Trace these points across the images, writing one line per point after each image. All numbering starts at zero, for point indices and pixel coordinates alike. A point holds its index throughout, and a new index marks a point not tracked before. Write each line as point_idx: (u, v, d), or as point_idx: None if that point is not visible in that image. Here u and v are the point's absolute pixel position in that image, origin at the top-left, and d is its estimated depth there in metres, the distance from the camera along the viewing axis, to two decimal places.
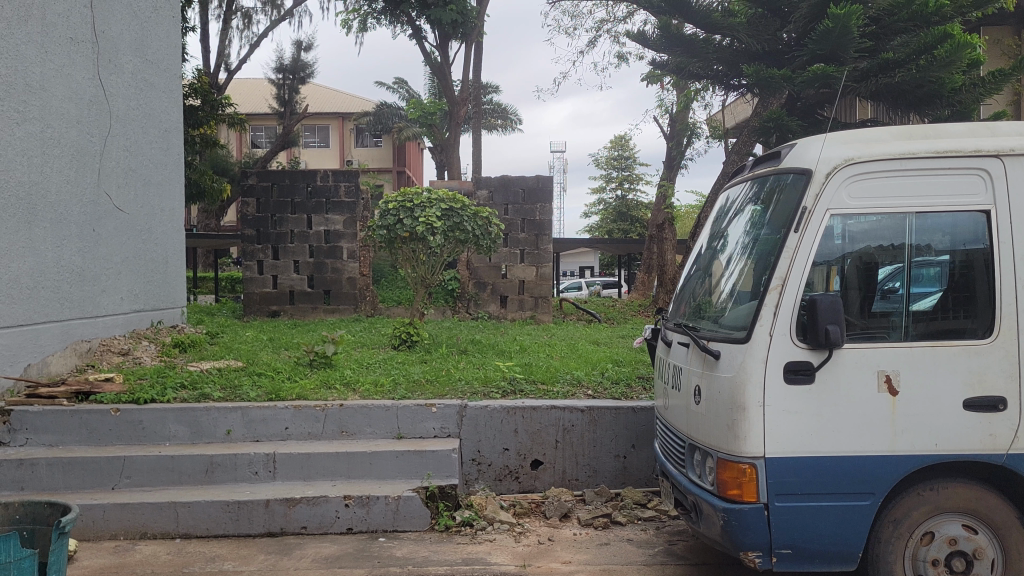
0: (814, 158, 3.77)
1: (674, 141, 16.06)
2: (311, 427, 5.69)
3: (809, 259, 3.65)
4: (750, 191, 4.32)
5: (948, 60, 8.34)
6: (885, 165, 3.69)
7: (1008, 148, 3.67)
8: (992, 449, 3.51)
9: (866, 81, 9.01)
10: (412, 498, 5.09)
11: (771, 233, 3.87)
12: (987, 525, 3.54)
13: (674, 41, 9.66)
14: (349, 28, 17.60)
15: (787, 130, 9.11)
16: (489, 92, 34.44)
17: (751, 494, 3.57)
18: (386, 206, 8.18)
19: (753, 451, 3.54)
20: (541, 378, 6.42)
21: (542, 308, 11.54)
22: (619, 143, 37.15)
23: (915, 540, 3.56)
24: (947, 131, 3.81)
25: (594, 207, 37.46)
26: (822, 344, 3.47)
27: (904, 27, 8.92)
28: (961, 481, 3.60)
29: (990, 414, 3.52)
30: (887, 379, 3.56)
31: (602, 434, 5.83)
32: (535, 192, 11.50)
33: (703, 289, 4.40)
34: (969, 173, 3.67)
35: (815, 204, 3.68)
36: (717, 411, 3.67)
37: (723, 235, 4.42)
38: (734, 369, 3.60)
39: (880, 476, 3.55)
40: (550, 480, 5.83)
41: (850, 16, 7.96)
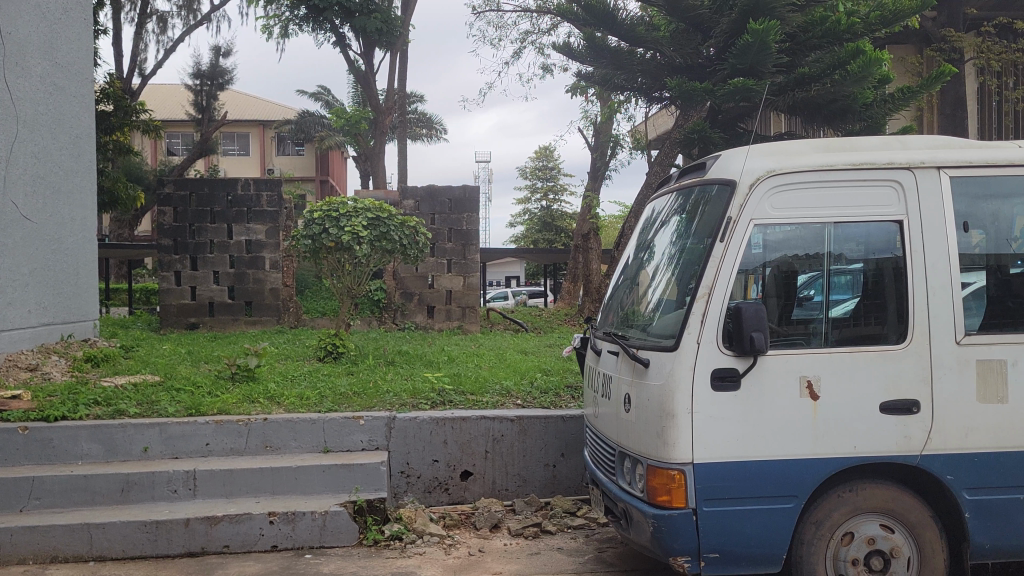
0: (737, 170, 3.86)
1: (599, 153, 16.23)
2: (234, 442, 5.53)
3: (734, 267, 3.73)
4: (676, 202, 4.41)
5: (861, 76, 8.50)
6: (803, 176, 3.80)
7: (919, 160, 3.83)
8: (907, 450, 3.65)
9: (784, 96, 9.17)
10: (339, 513, 4.99)
11: (697, 243, 3.95)
12: (904, 525, 3.70)
13: (598, 52, 9.55)
14: (270, 34, 17.23)
15: (709, 142, 9.17)
16: (414, 101, 34.24)
17: (680, 499, 3.63)
18: (310, 215, 8.02)
19: (681, 457, 3.60)
20: (470, 389, 6.38)
21: (469, 318, 11.51)
22: (544, 153, 37.42)
23: (836, 540, 3.67)
24: (862, 144, 3.95)
25: (519, 217, 37.62)
26: (748, 351, 3.56)
27: (818, 43, 9.08)
28: (879, 482, 3.73)
29: (905, 416, 3.65)
30: (809, 385, 3.66)
31: (532, 443, 5.82)
32: (461, 202, 11.49)
33: (630, 298, 4.46)
34: (883, 184, 3.81)
35: (740, 213, 3.77)
36: (647, 418, 3.72)
37: (650, 245, 4.49)
38: (663, 377, 3.66)
39: (802, 480, 3.65)
40: (479, 490, 5.79)
41: (769, 32, 8.07)
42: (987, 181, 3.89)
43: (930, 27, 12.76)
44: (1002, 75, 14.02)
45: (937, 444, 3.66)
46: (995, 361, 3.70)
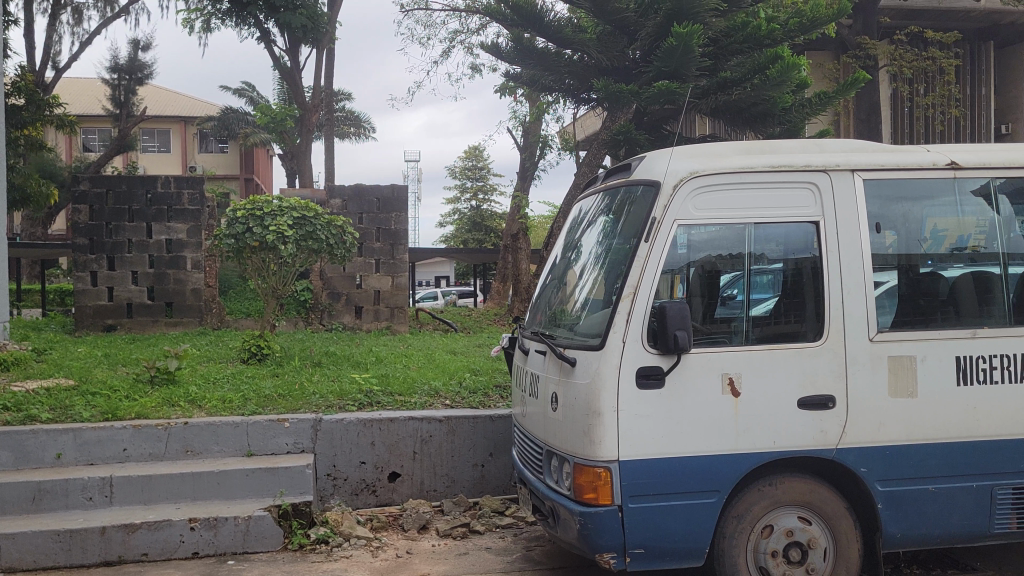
0: (661, 171, 3.92)
1: (528, 153, 16.29)
2: (153, 447, 5.37)
3: (659, 267, 3.79)
4: (602, 203, 4.45)
5: (780, 80, 8.58)
6: (725, 177, 3.88)
7: (834, 163, 3.96)
8: (823, 444, 3.76)
9: (707, 99, 9.22)
10: (263, 517, 4.89)
11: (623, 243, 3.99)
12: (821, 516, 3.83)
13: (526, 54, 9.54)
14: (191, 28, 16.77)
15: (636, 143, 9.23)
16: (341, 100, 33.81)
17: (606, 496, 3.67)
18: (233, 214, 7.83)
19: (607, 455, 3.64)
20: (398, 390, 6.32)
21: (398, 318, 11.43)
22: (473, 153, 37.41)
23: (756, 533, 3.78)
24: (781, 147, 4.06)
25: (448, 217, 37.52)
26: (672, 349, 3.61)
27: (740, 49, 9.21)
28: (797, 475, 3.84)
29: (821, 411, 3.77)
30: (730, 382, 3.74)
31: (460, 443, 5.81)
32: (390, 202, 11.41)
33: (558, 298, 4.49)
34: (800, 186, 3.92)
35: (664, 214, 3.82)
36: (574, 416, 3.75)
37: (577, 245, 4.52)
38: (589, 376, 3.69)
39: (724, 475, 3.73)
40: (407, 492, 5.75)
41: (693, 35, 8.04)
42: (900, 183, 4.03)
43: (847, 34, 13.18)
44: (913, 82, 14.59)
45: (852, 438, 3.78)
46: (906, 357, 3.85)
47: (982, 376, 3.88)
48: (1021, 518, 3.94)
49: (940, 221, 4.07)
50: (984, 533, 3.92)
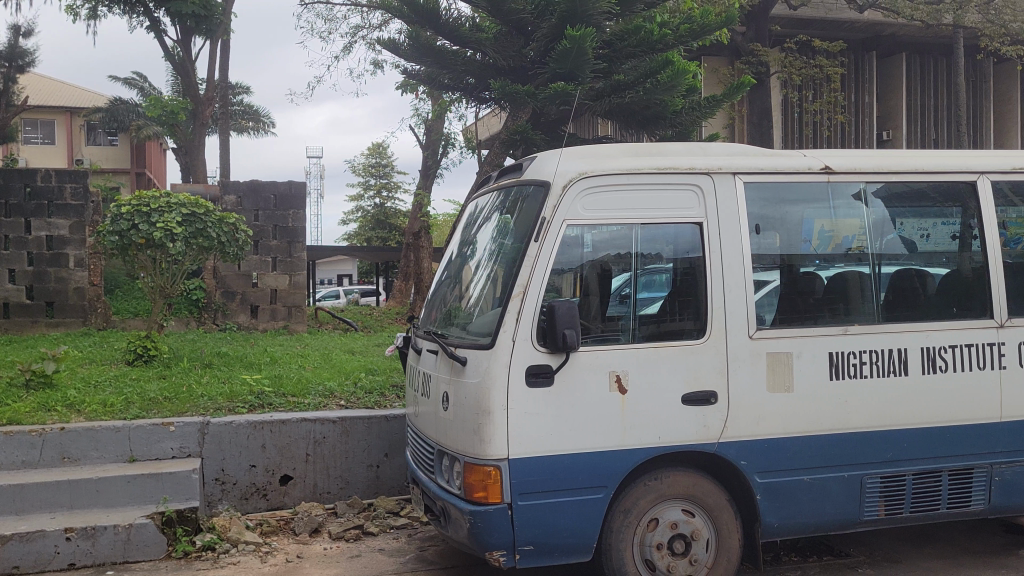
0: (552, 171, 3.96)
1: (430, 151, 16.18)
2: (26, 455, 5.11)
3: (549, 266, 3.83)
4: (496, 201, 4.47)
5: (670, 85, 8.64)
6: (613, 178, 3.95)
7: (717, 167, 4.09)
8: (706, 438, 3.89)
9: (601, 101, 8.96)
10: (145, 525, 4.72)
11: (514, 242, 4.02)
12: (703, 509, 3.95)
13: (424, 51, 9.04)
14: (76, 15, 16.00)
15: (532, 143, 9.12)
16: (239, 93, 32.87)
17: (496, 495, 3.69)
18: (117, 210, 7.48)
19: (497, 453, 3.66)
20: (291, 391, 6.20)
21: (295, 318, 11.20)
22: (377, 150, 36.97)
23: (642, 526, 3.87)
24: (667, 150, 4.16)
25: (351, 214, 37.00)
26: (560, 347, 3.65)
27: (634, 52, 9.03)
28: (682, 470, 3.95)
29: (704, 407, 3.89)
30: (617, 379, 3.81)
31: (354, 444, 5.74)
32: (287, 199, 11.19)
33: (452, 296, 4.48)
34: (685, 188, 4.03)
35: (553, 214, 3.86)
36: (465, 415, 3.76)
37: (471, 242, 4.53)
38: (479, 375, 3.71)
39: (611, 471, 3.80)
40: (300, 495, 5.64)
41: (587, 38, 8.03)
42: (779, 187, 4.18)
43: (740, 41, 13.60)
44: (802, 89, 15.28)
45: (732, 432, 3.92)
46: (783, 353, 4.00)
47: (853, 370, 4.07)
48: (889, 505, 4.16)
49: (817, 223, 4.23)
50: (855, 520, 4.13)
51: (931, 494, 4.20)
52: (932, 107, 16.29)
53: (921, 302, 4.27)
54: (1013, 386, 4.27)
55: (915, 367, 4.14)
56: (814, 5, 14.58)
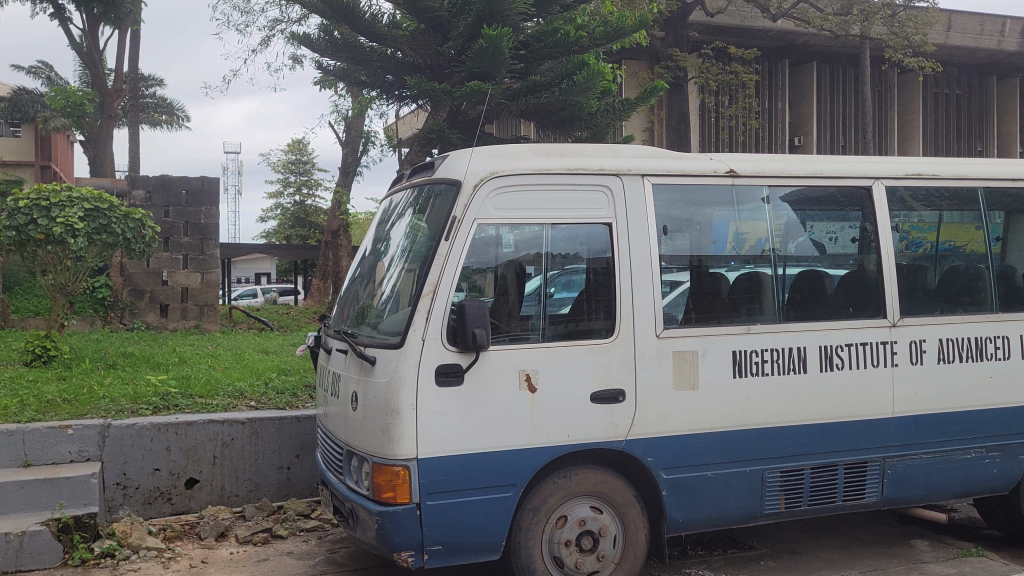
0: (462, 170, 3.95)
1: (350, 149, 15.99)
2: None
3: (459, 264, 3.82)
4: (410, 198, 4.44)
5: (586, 86, 8.68)
6: (523, 178, 3.96)
7: (626, 168, 4.14)
8: (614, 436, 3.95)
9: (517, 101, 8.95)
10: (39, 532, 4.53)
11: (424, 241, 3.99)
12: (611, 505, 4.00)
13: (339, 48, 8.92)
14: None
15: (448, 142, 9.03)
16: (152, 86, 31.89)
17: (404, 495, 3.66)
18: (14, 203, 7.13)
19: (405, 453, 3.64)
20: (199, 392, 6.06)
21: (207, 317, 10.92)
22: (297, 147, 36.31)
23: (551, 523, 3.90)
24: (578, 151, 4.20)
25: (270, 212, 36.30)
26: (471, 347, 3.65)
27: (550, 53, 9.07)
28: (590, 467, 4.00)
29: (612, 405, 3.95)
30: (527, 378, 3.83)
31: (264, 446, 5.64)
32: (199, 195, 10.92)
33: (364, 294, 4.42)
34: (595, 189, 4.08)
35: (464, 213, 3.85)
36: (373, 415, 3.73)
37: (384, 239, 4.48)
38: (388, 374, 3.68)
39: (520, 469, 3.82)
40: (206, 498, 5.51)
41: (503, 38, 8.05)
42: (687, 189, 4.26)
43: (658, 45, 13.85)
44: (718, 94, 15.68)
45: (639, 429, 3.99)
46: (688, 352, 4.09)
47: (755, 368, 4.19)
48: (789, 498, 4.29)
49: (725, 225, 4.32)
50: (757, 513, 4.24)
51: (829, 487, 4.35)
52: (840, 113, 16.90)
53: (821, 303, 4.42)
54: (905, 383, 4.46)
55: (814, 365, 4.29)
56: (730, 13, 14.95)
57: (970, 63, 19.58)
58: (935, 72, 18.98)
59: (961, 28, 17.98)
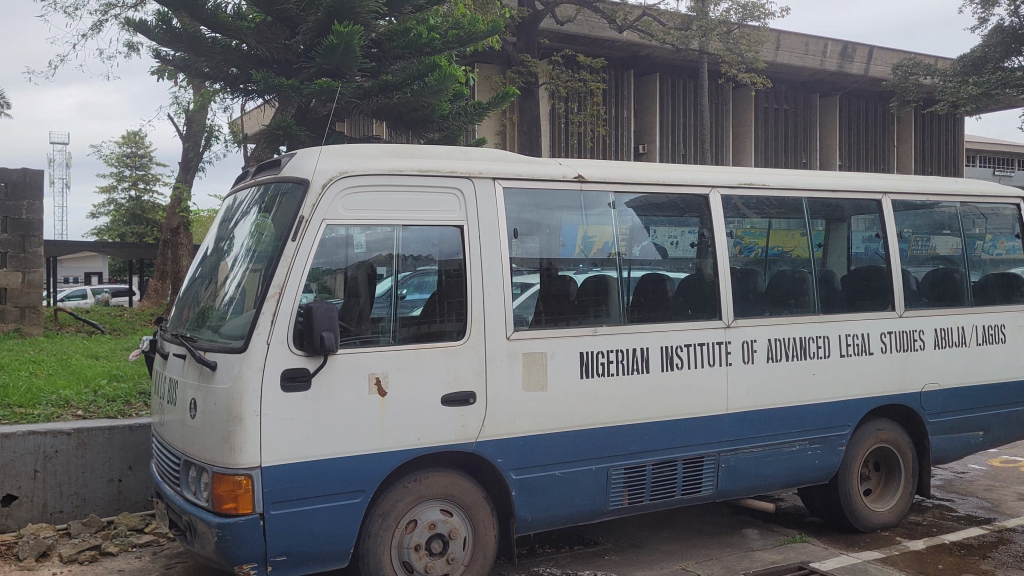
0: (310, 169, 3.84)
1: (191, 143, 15.27)
2: None
3: (306, 265, 3.71)
4: (255, 196, 4.27)
5: (438, 88, 8.72)
6: (374, 179, 3.90)
7: (477, 171, 4.16)
8: (464, 438, 3.96)
9: (368, 100, 8.83)
10: None
11: (269, 240, 3.85)
12: (461, 507, 4.01)
13: (179, 37, 8.48)
14: None
15: (297, 140, 8.77)
16: None
17: (247, 505, 3.52)
18: None
19: (248, 462, 3.50)
20: (18, 402, 5.61)
21: (29, 320, 10.13)
22: (133, 140, 34.30)
23: (400, 528, 3.86)
24: (430, 152, 4.18)
25: (103, 207, 34.12)
26: (318, 350, 3.56)
27: (402, 54, 8.98)
28: (441, 470, 3.99)
29: (462, 407, 3.96)
30: (376, 381, 3.77)
31: (92, 458, 5.28)
32: (21, 187, 10.08)
33: (205, 295, 4.21)
34: (446, 191, 4.07)
35: (312, 213, 3.74)
36: (214, 423, 3.56)
37: (228, 237, 4.29)
38: (230, 380, 3.53)
39: (368, 474, 3.76)
40: (26, 516, 5.10)
41: (355, 35, 7.93)
42: (537, 193, 4.33)
43: (510, 50, 14.05)
44: (567, 101, 16.11)
45: (488, 430, 4.02)
46: (538, 353, 4.16)
47: (601, 368, 4.31)
48: (632, 494, 4.44)
49: (573, 229, 4.42)
50: (601, 510, 4.36)
51: (668, 482, 4.54)
52: (681, 124, 17.77)
53: (662, 305, 4.60)
54: (738, 381, 4.73)
55: (655, 364, 4.47)
56: (579, 23, 15.45)
57: (796, 81, 21.03)
58: (766, 88, 20.31)
59: (789, 47, 19.30)
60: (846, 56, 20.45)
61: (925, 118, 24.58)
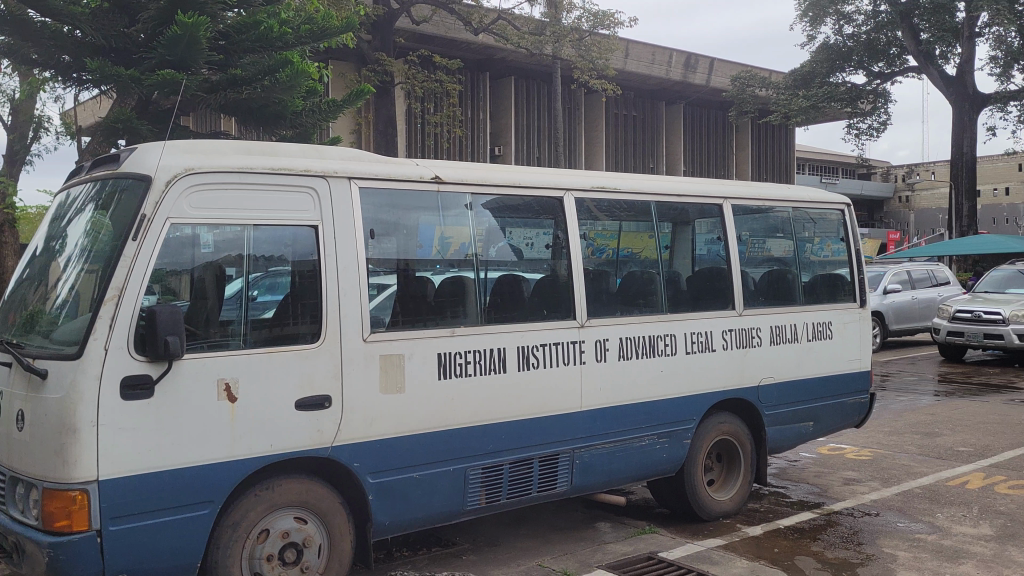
0: (152, 165, 3.64)
1: (17, 134, 14.15)
2: None
3: (148, 266, 3.52)
4: (91, 192, 4.01)
5: (291, 84, 8.47)
6: (222, 176, 3.74)
7: (332, 170, 4.08)
8: (318, 443, 3.87)
9: (216, 95, 8.50)
10: None
11: (107, 240, 3.63)
12: (316, 514, 3.92)
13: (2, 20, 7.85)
14: None
15: (138, 135, 8.30)
16: None
17: (82, 522, 3.30)
18: None
19: (84, 475, 3.28)
20: None
21: None
22: None
23: (252, 539, 3.73)
24: (282, 149, 4.06)
25: None
26: (162, 355, 3.38)
27: (252, 47, 8.67)
28: (294, 476, 3.88)
29: (317, 411, 3.87)
30: (226, 387, 3.62)
31: None
32: None
33: (33, 297, 3.91)
34: (300, 190, 3.97)
35: (155, 211, 3.56)
36: (45, 435, 3.32)
37: (60, 236, 4.00)
38: (63, 389, 3.30)
39: (217, 484, 3.61)
40: None
41: (201, 27, 7.61)
42: (393, 194, 4.29)
43: (365, 48, 13.85)
44: (423, 101, 16.07)
45: (344, 435, 3.95)
46: (395, 354, 4.12)
47: (458, 369, 4.33)
48: (489, 493, 4.48)
49: (430, 230, 4.40)
50: (459, 510, 4.37)
51: (524, 480, 4.61)
52: (535, 126, 18.10)
53: (519, 306, 4.66)
54: (591, 379, 4.87)
55: (512, 364, 4.53)
56: (434, 23, 15.46)
57: (643, 88, 21.84)
58: (616, 95, 21.02)
59: (637, 56, 20.08)
60: (689, 67, 21.54)
61: (759, 128, 26.18)
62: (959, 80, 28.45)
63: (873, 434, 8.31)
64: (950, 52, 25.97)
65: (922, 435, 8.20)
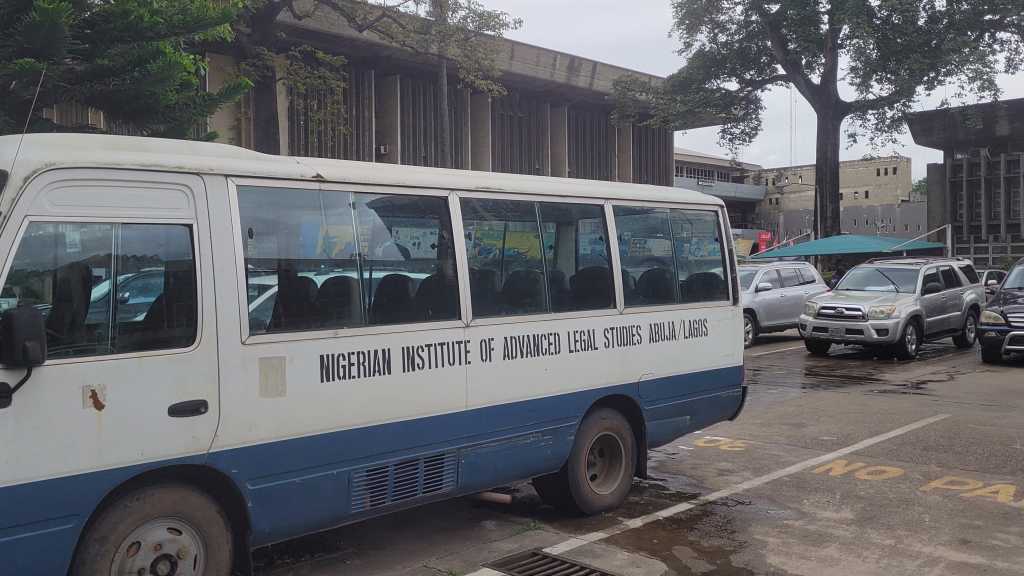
0: (8, 159, 3.42)
1: None
2: None
3: (4, 268, 3.30)
4: None
5: (162, 75, 8.11)
6: (87, 172, 3.55)
7: (207, 167, 3.94)
8: (193, 450, 3.73)
9: (80, 86, 8.06)
10: None
11: None
12: (191, 524, 3.77)
13: None
14: None
15: None
16: None
17: None
18: None
19: None
20: None
21: None
22: None
23: (121, 552, 3.56)
24: (153, 145, 3.89)
25: None
26: (19, 362, 3.18)
27: (119, 37, 8.24)
28: (168, 486, 3.73)
29: (192, 417, 3.73)
30: (92, 394, 3.45)
31: None
32: None
33: None
34: (172, 187, 3.82)
35: (11, 209, 3.34)
36: None
37: None
38: None
39: (83, 496, 3.42)
40: None
41: (63, 13, 7.20)
42: (272, 192, 4.17)
43: (244, 41, 13.44)
44: (306, 97, 15.72)
45: (222, 441, 3.82)
46: (275, 357, 4.02)
47: (342, 371, 4.26)
48: (373, 496, 4.42)
49: (312, 229, 4.30)
50: (343, 515, 4.29)
51: (409, 482, 4.58)
52: (421, 126, 18.02)
53: (404, 306, 4.63)
54: (476, 379, 4.88)
55: (397, 365, 4.50)
56: (317, 19, 15.17)
57: (529, 90, 22.05)
58: (501, 96, 21.17)
59: (522, 57, 20.28)
60: (573, 70, 21.94)
61: (639, 131, 26.93)
62: (824, 89, 30.09)
63: (746, 426, 8.68)
64: (816, 62, 27.43)
65: (790, 426, 8.63)
